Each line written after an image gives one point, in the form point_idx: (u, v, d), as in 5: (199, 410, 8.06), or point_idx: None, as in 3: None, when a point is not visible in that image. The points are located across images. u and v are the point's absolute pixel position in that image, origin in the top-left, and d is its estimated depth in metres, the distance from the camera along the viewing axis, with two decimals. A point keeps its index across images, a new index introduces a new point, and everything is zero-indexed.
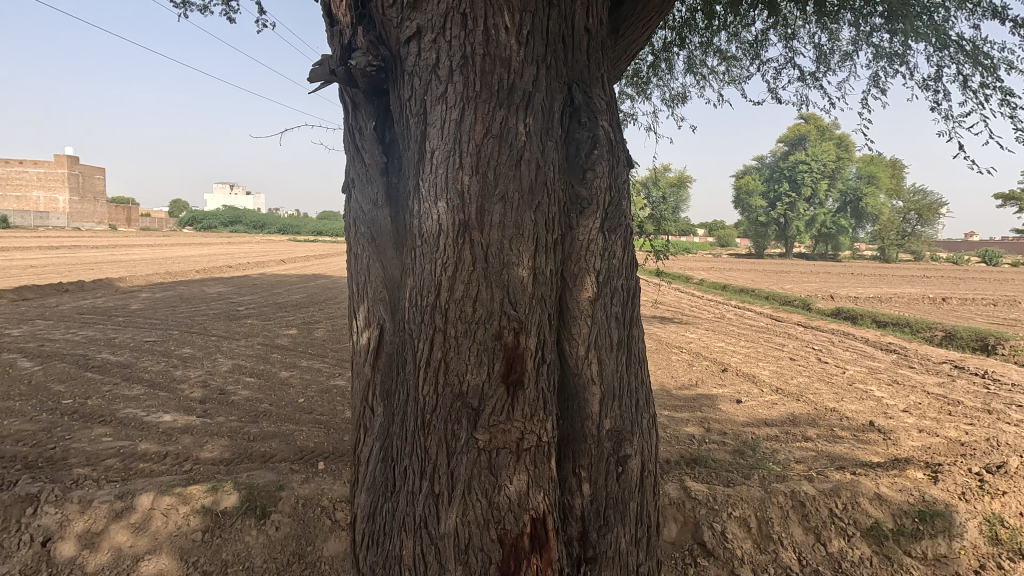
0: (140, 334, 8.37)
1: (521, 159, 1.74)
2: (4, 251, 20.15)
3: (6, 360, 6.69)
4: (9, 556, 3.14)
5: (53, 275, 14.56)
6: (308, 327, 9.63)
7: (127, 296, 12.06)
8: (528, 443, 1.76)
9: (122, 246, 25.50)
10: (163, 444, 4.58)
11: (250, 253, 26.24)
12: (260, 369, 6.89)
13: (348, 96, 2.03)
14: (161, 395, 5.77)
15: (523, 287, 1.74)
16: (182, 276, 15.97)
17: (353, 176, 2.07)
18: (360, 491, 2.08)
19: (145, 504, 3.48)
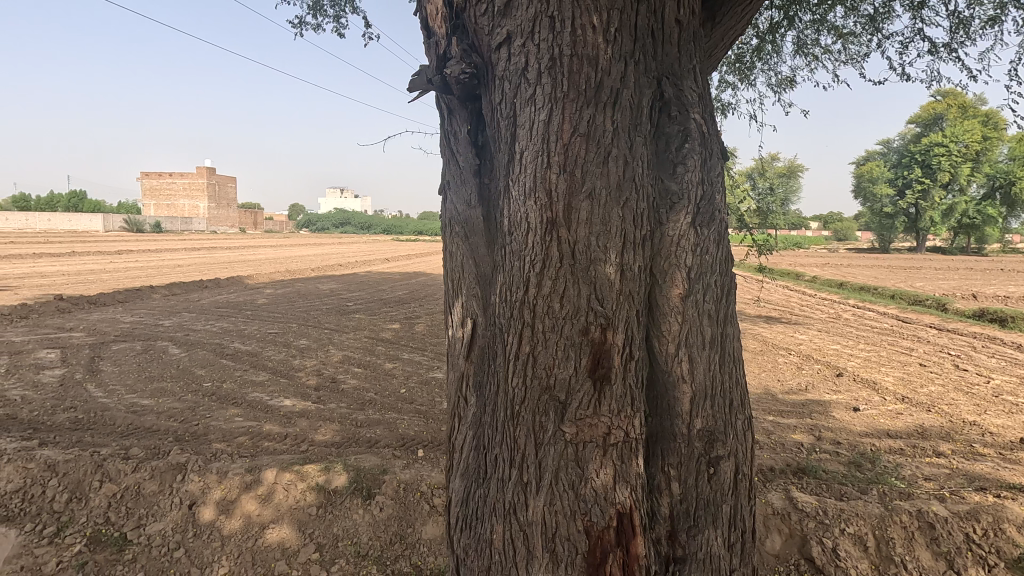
0: (265, 326, 9.33)
1: (609, 156, 1.76)
2: (159, 252, 23.32)
3: (162, 347, 7.76)
4: (164, 515, 3.68)
5: (196, 272, 16.59)
6: (410, 321, 10.16)
7: (255, 292, 13.44)
8: (615, 438, 1.77)
9: (250, 247, 28.52)
10: (284, 425, 5.09)
11: (359, 252, 28.17)
12: (367, 360, 7.41)
13: (444, 103, 2.14)
14: (282, 381, 6.41)
15: (610, 284, 1.75)
16: (300, 273, 17.54)
17: (447, 178, 2.19)
18: (454, 477, 2.19)
19: (269, 478, 3.90)
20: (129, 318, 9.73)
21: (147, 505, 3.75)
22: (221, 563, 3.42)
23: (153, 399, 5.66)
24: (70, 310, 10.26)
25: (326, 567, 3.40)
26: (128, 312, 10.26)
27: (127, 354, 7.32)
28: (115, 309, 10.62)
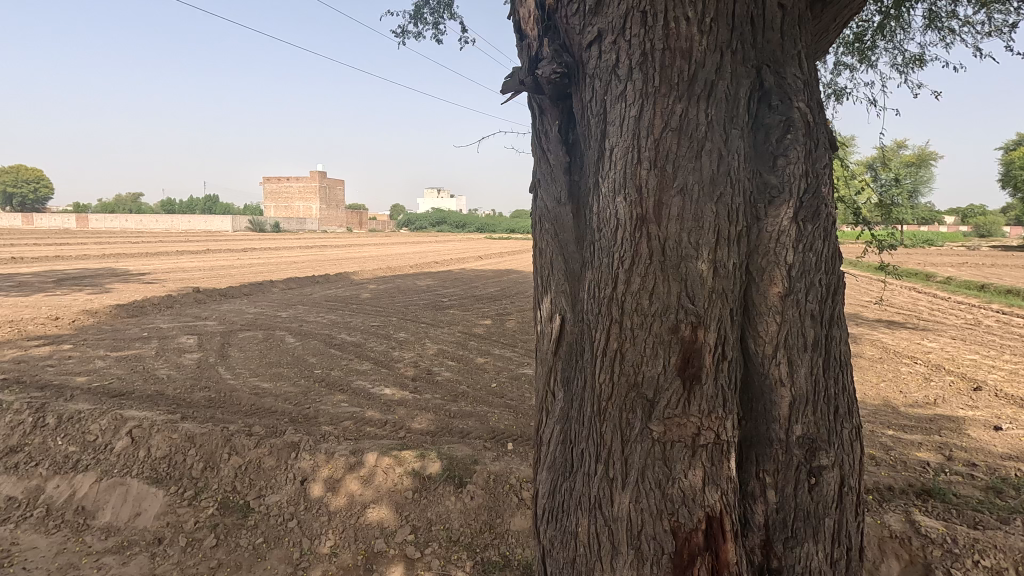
0: (369, 319, 9.97)
1: (702, 150, 1.71)
2: (279, 250, 25.64)
3: (279, 336, 8.55)
4: (280, 489, 4.09)
5: (309, 269, 18.06)
6: (501, 318, 10.38)
7: (359, 287, 14.38)
8: (706, 439, 1.73)
9: (356, 245, 30.52)
10: (384, 412, 5.42)
11: (455, 250, 29.14)
12: (460, 354, 7.69)
13: (535, 103, 2.18)
14: (383, 371, 6.83)
15: (702, 281, 1.71)
16: (400, 270, 18.50)
17: (538, 176, 2.23)
18: (541, 470, 2.24)
19: (370, 461, 4.18)
20: (253, 309, 10.83)
21: (267, 477, 4.18)
22: (328, 536, 3.74)
23: (272, 383, 6.27)
24: (205, 301, 11.58)
25: (420, 549, 3.61)
26: (252, 304, 11.40)
27: (251, 341, 8.16)
28: (241, 301, 11.85)
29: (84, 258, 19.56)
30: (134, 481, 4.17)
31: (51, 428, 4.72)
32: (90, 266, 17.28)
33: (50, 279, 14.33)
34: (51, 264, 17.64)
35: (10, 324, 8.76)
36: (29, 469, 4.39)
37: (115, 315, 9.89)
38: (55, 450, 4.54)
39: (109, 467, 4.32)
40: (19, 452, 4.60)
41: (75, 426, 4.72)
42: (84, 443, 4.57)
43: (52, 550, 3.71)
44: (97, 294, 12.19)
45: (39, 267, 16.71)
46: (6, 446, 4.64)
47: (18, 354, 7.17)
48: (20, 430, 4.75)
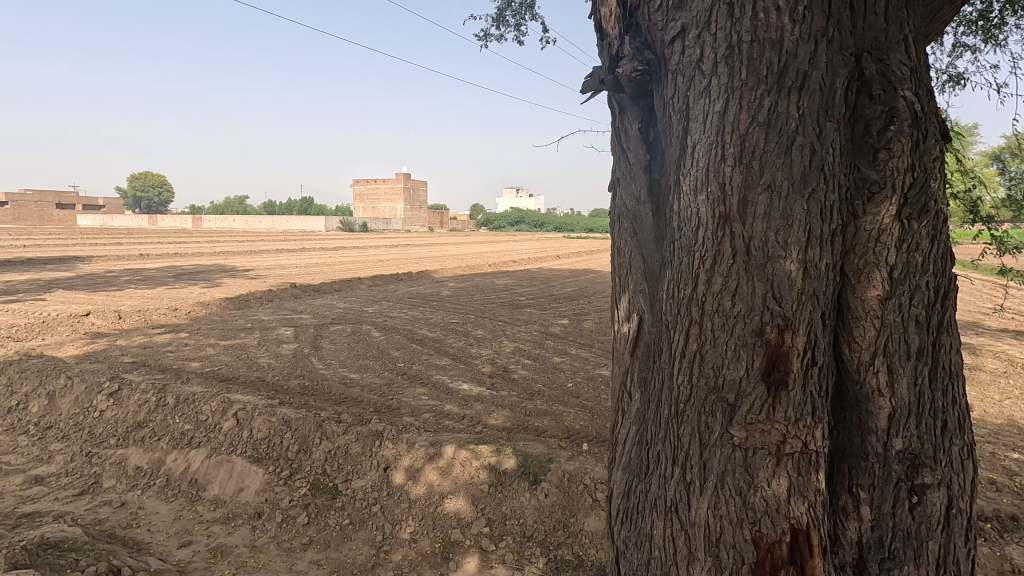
0: (448, 316, 10.28)
1: (792, 144, 1.63)
2: (366, 249, 27.03)
3: (365, 330, 9.02)
4: (366, 474, 4.33)
5: (393, 267, 18.89)
6: (578, 318, 10.32)
7: (439, 285, 14.82)
8: (792, 448, 1.65)
9: (437, 245, 31.51)
10: (462, 407, 5.58)
11: (533, 249, 29.28)
12: (536, 353, 7.75)
13: (616, 101, 2.16)
14: (461, 367, 7.04)
15: (791, 282, 1.63)
16: (479, 269, 18.88)
17: (617, 174, 2.21)
18: (616, 470, 2.23)
19: (448, 453, 4.32)
20: (342, 304, 11.51)
21: (353, 463, 4.44)
22: (408, 523, 3.92)
23: (359, 374, 6.64)
24: (301, 296, 12.45)
25: (494, 542, 3.71)
26: (341, 300, 12.09)
27: (340, 334, 8.68)
28: (332, 296, 12.62)
29: (198, 255, 21.64)
30: (238, 458, 4.57)
31: (170, 407, 5.29)
32: (204, 262, 19.10)
33: (170, 274, 15.99)
34: (171, 260, 19.65)
35: (139, 314, 9.87)
36: (153, 442, 4.95)
37: (223, 307, 10.87)
38: (174, 427, 5.09)
39: (218, 445, 4.77)
40: (145, 427, 5.19)
41: (190, 406, 5.25)
42: (197, 422, 5.08)
43: (171, 516, 4.16)
44: (209, 288, 13.44)
45: (162, 263, 18.68)
46: (135, 421, 5.25)
47: (145, 341, 8.07)
48: (146, 407, 5.36)
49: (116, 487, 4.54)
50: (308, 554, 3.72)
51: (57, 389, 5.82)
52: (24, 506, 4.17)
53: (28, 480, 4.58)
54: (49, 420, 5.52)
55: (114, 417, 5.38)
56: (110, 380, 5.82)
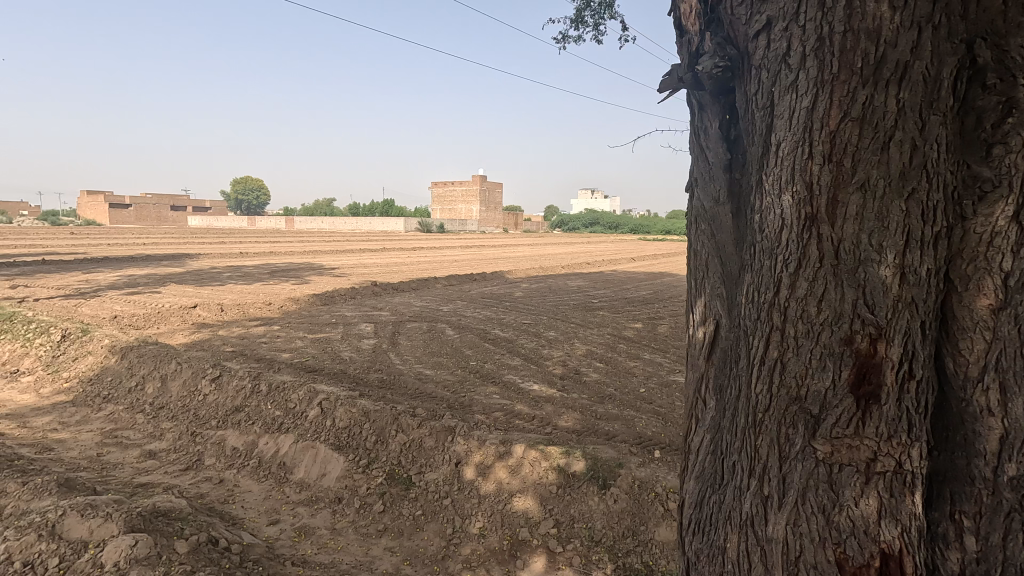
0: (521, 317, 10.38)
1: (889, 141, 1.51)
2: (443, 249, 27.82)
3: (441, 328, 9.29)
4: (438, 468, 4.47)
5: (468, 267, 19.32)
6: (653, 322, 10.08)
7: (512, 285, 14.99)
8: (882, 466, 1.55)
9: (511, 246, 31.84)
10: (533, 407, 5.62)
11: (607, 251, 28.87)
12: (608, 356, 7.65)
13: (695, 99, 2.09)
14: (532, 367, 7.08)
15: (885, 289, 1.52)
16: (552, 270, 18.89)
17: (696, 173, 2.15)
18: (688, 479, 2.16)
19: (518, 452, 4.37)
20: (419, 302, 11.92)
21: (426, 456, 4.60)
22: (477, 518, 4.00)
23: (433, 371, 6.86)
24: (381, 294, 13.03)
25: (562, 544, 3.70)
26: (418, 298, 12.53)
27: (417, 331, 9.00)
28: (410, 294, 13.10)
29: (290, 254, 23.21)
30: (321, 445, 4.87)
31: (263, 394, 5.72)
32: (295, 261, 20.46)
33: (266, 271, 17.24)
34: (267, 258, 21.19)
35: (238, 307, 10.73)
36: (248, 426, 5.37)
37: (311, 303, 11.58)
38: (266, 412, 5.49)
39: (304, 432, 5.10)
40: (241, 412, 5.64)
41: (280, 394, 5.65)
42: (286, 409, 5.46)
43: (262, 495, 4.50)
44: (299, 285, 14.37)
45: (259, 260, 20.19)
46: (233, 406, 5.72)
47: (243, 332, 8.77)
48: (242, 393, 5.83)
49: (216, 465, 4.97)
50: (382, 541, 3.90)
51: (169, 373, 6.45)
52: (140, 477, 4.67)
53: (143, 454, 5.12)
54: (163, 401, 6.14)
55: (215, 400, 5.89)
56: (213, 366, 6.37)
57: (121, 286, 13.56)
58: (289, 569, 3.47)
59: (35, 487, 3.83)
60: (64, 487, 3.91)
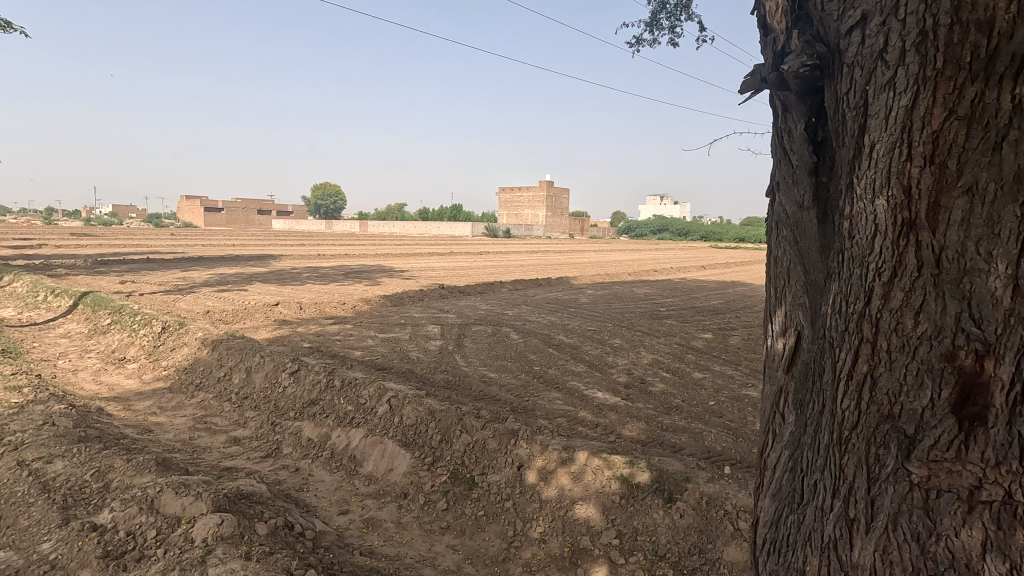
0: (586, 323, 10.29)
1: (1004, 139, 1.38)
2: (509, 254, 28.06)
3: (505, 332, 9.37)
4: (501, 470, 4.53)
5: (533, 272, 19.39)
6: (724, 333, 9.68)
7: (578, 291, 14.89)
8: (989, 495, 1.39)
9: (576, 252, 31.66)
10: (597, 415, 5.56)
11: (676, 259, 28.08)
12: (676, 367, 7.43)
13: (779, 99, 1.97)
14: (596, 374, 7.00)
15: (995, 301, 1.39)
16: (619, 277, 18.60)
17: (778, 178, 2.07)
18: (764, 495, 2.08)
19: (581, 459, 4.34)
20: (485, 306, 12.10)
21: (489, 458, 4.66)
22: (538, 523, 4.00)
23: (497, 374, 6.93)
24: (448, 297, 13.33)
25: (624, 555, 3.63)
26: (484, 302, 12.69)
27: (482, 334, 9.13)
28: (476, 298, 13.33)
29: (364, 256, 24.20)
30: (389, 441, 5.04)
31: (337, 389, 6.01)
32: (368, 263, 21.34)
33: (341, 272, 18.07)
34: (342, 261, 22.18)
35: (315, 306, 11.31)
36: (322, 419, 5.65)
37: (382, 304, 12.02)
38: (339, 407, 5.76)
39: (373, 427, 5.30)
40: (316, 405, 5.94)
41: (352, 390, 5.91)
42: (358, 404, 5.70)
43: (334, 485, 4.71)
44: (371, 286, 14.96)
45: (335, 262, 21.22)
46: (309, 398, 6.05)
47: (319, 330, 9.24)
48: (318, 387, 6.14)
49: (293, 454, 5.26)
50: (445, 538, 3.98)
51: (253, 365, 6.91)
52: (225, 461, 5.02)
53: (229, 439, 5.50)
54: (247, 391, 6.58)
55: (294, 393, 6.25)
56: (292, 361, 6.76)
57: (213, 284, 14.65)
58: (357, 558, 3.61)
59: (137, 464, 4.22)
60: (162, 465, 4.28)
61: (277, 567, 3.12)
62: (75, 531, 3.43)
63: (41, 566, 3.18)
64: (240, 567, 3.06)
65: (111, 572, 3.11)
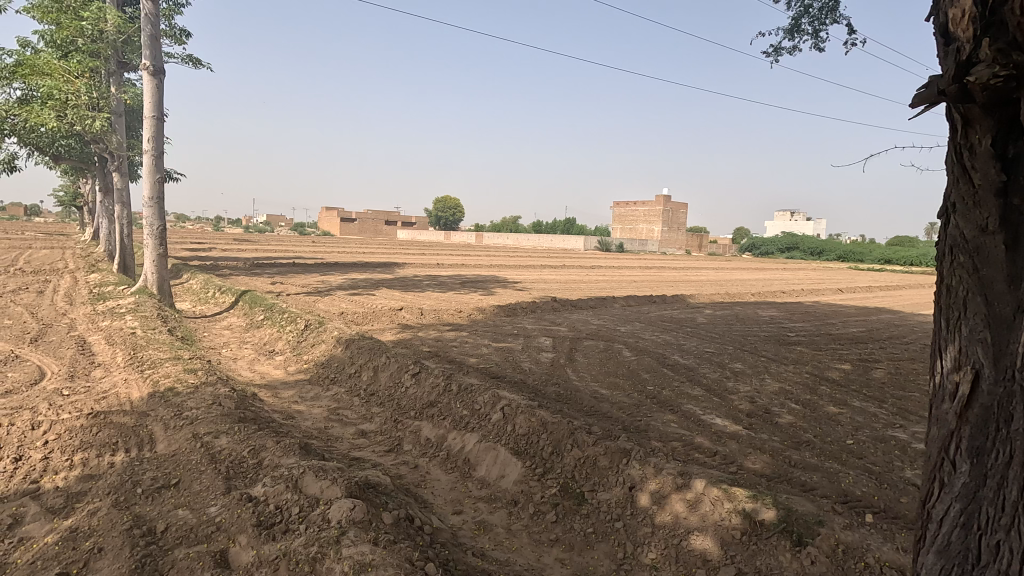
0: (703, 344, 9.81)
1: None
2: (622, 269, 27.62)
3: (617, 349, 9.23)
4: (611, 488, 4.48)
5: (647, 288, 18.89)
6: (866, 365, 8.69)
7: (695, 310, 14.25)
8: None
9: (693, 268, 30.35)
10: (715, 442, 5.28)
11: (807, 280, 25.84)
12: (806, 398, 6.82)
13: (958, 112, 1.78)
14: (715, 400, 6.64)
15: None
16: (740, 297, 17.50)
17: (955, 198, 1.87)
18: (927, 551, 1.89)
19: (698, 487, 4.15)
20: (597, 321, 12.01)
21: (600, 475, 4.63)
22: (650, 548, 3.87)
23: (609, 391, 6.84)
24: (560, 310, 13.42)
25: None
26: (596, 317, 12.57)
27: (593, 349, 9.08)
28: (587, 312, 13.29)
29: (479, 267, 25.09)
30: (502, 448, 5.19)
31: (453, 394, 6.32)
32: (483, 273, 22.16)
33: (458, 281, 18.87)
34: (459, 270, 23.17)
35: (434, 312, 11.96)
36: (440, 420, 5.96)
37: (496, 314, 12.38)
38: (455, 411, 6.03)
39: (487, 433, 5.49)
40: (434, 407, 6.28)
41: (468, 396, 6.18)
42: (472, 409, 5.94)
43: (449, 485, 4.92)
44: (486, 296, 15.51)
45: (453, 271, 22.31)
46: (429, 400, 6.42)
47: (438, 335, 9.74)
48: (437, 390, 6.51)
49: (412, 451, 5.57)
50: (553, 550, 3.97)
51: (380, 365, 7.48)
52: (354, 451, 5.45)
53: (357, 431, 5.97)
54: (374, 388, 7.13)
55: (415, 393, 6.67)
56: (414, 363, 7.23)
57: (346, 288, 16.05)
58: (470, 558, 3.73)
59: (284, 446, 4.74)
60: (303, 450, 4.78)
61: (400, 556, 3.34)
62: (235, 500, 3.94)
63: (209, 527, 3.67)
64: (369, 551, 3.33)
65: (263, 540, 3.51)
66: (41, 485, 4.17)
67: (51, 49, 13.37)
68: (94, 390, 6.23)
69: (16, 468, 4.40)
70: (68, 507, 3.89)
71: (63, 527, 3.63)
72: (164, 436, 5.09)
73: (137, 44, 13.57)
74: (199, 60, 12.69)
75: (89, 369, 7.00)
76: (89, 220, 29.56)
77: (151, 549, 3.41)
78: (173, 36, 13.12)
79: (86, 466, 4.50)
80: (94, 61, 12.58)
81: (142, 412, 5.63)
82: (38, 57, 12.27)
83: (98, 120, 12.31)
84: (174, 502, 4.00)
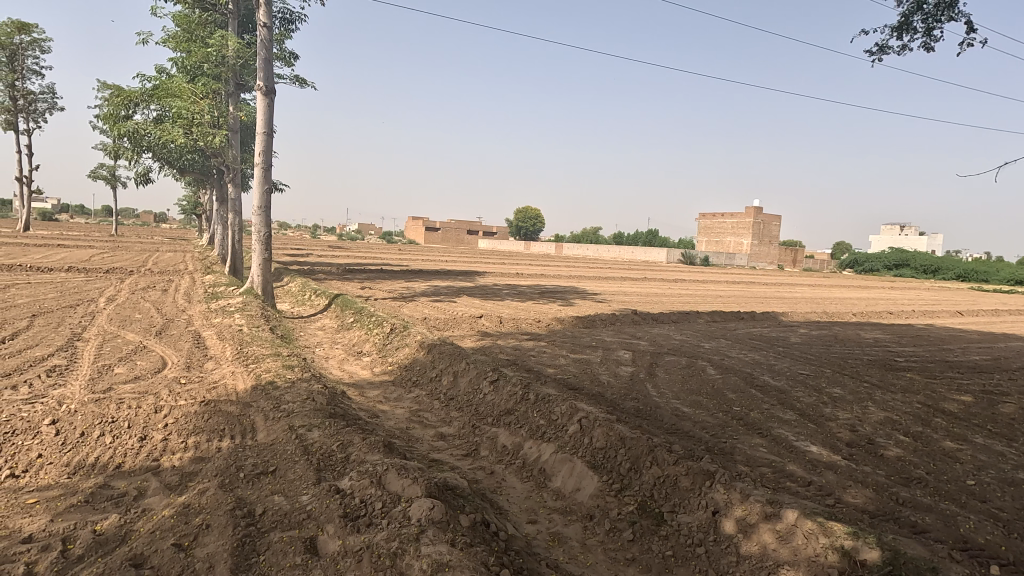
0: (798, 366, 9.17)
1: None
2: (708, 283, 26.57)
3: (701, 366, 8.85)
4: (693, 511, 4.29)
5: (735, 304, 18.06)
6: (992, 399, 7.70)
7: (788, 329, 13.39)
8: None
9: (785, 284, 28.66)
10: (809, 472, 4.90)
11: (921, 300, 23.54)
12: (917, 430, 6.18)
13: None
14: (810, 425, 6.19)
15: None
16: (840, 316, 16.26)
17: None
18: None
19: (790, 518, 3.89)
20: (679, 336, 11.62)
21: (681, 496, 4.45)
22: None
23: (692, 409, 6.57)
24: (640, 323, 13.11)
25: None
26: (678, 332, 12.16)
27: (675, 365, 8.77)
28: (669, 326, 12.89)
29: (559, 277, 25.13)
30: (579, 460, 5.14)
31: (531, 402, 6.35)
32: (563, 284, 22.18)
33: (537, 291, 18.93)
34: (539, 280, 23.31)
35: (513, 321, 12.10)
36: (516, 428, 6.00)
37: (574, 325, 12.31)
38: (532, 420, 6.05)
39: (564, 444, 5.45)
40: (512, 414, 6.33)
41: (545, 406, 6.18)
42: (550, 420, 5.93)
43: (525, 493, 4.91)
44: (565, 306, 15.45)
45: (533, 281, 22.51)
46: (506, 407, 6.49)
47: (516, 344, 9.81)
48: (514, 398, 6.57)
49: (489, 457, 5.62)
50: (630, 570, 3.84)
51: (460, 371, 7.67)
52: (433, 453, 5.60)
53: (437, 433, 6.13)
54: (453, 393, 7.31)
55: (493, 400, 6.77)
56: (493, 371, 7.37)
57: (430, 294, 16.62)
58: (543, 568, 3.69)
59: (369, 443, 4.97)
60: (386, 448, 4.97)
61: (476, 559, 3.39)
62: (325, 490, 4.18)
63: (301, 514, 3.91)
64: (446, 551, 3.40)
65: (348, 531, 3.69)
66: (160, 463, 4.64)
67: (182, 74, 14.97)
68: (206, 379, 6.87)
69: (141, 446, 4.94)
70: (182, 485, 4.30)
71: (178, 503, 4.01)
72: (264, 426, 5.49)
73: (252, 67, 14.92)
74: (305, 80, 13.71)
75: (203, 360, 7.72)
76: (207, 225, 32.73)
77: (251, 530, 3.68)
78: (284, 58, 14.30)
79: (197, 449, 4.95)
80: (216, 83, 13.99)
81: (246, 402, 6.13)
82: (171, 82, 13.74)
83: (218, 136, 13.69)
84: (270, 487, 4.31)
